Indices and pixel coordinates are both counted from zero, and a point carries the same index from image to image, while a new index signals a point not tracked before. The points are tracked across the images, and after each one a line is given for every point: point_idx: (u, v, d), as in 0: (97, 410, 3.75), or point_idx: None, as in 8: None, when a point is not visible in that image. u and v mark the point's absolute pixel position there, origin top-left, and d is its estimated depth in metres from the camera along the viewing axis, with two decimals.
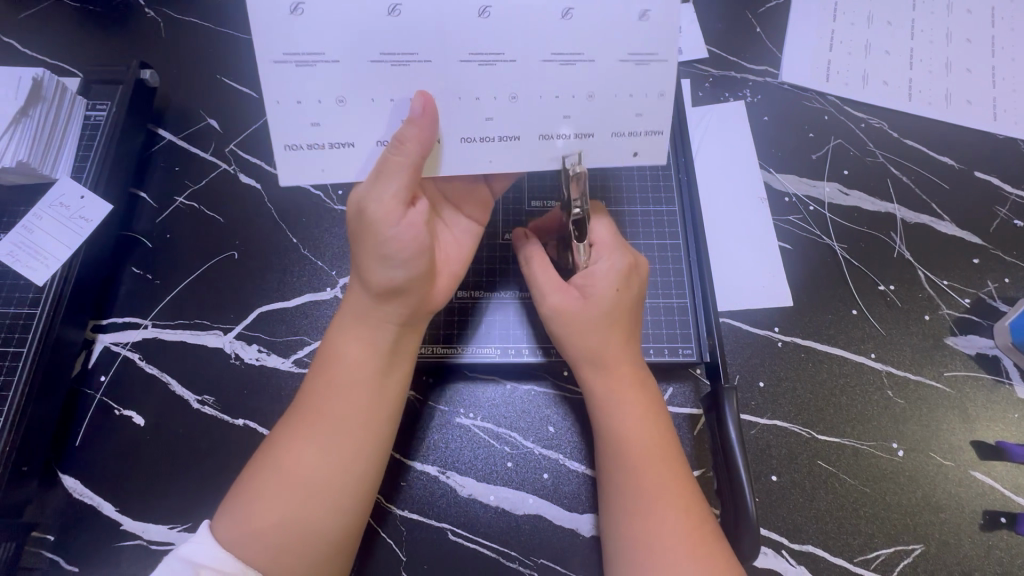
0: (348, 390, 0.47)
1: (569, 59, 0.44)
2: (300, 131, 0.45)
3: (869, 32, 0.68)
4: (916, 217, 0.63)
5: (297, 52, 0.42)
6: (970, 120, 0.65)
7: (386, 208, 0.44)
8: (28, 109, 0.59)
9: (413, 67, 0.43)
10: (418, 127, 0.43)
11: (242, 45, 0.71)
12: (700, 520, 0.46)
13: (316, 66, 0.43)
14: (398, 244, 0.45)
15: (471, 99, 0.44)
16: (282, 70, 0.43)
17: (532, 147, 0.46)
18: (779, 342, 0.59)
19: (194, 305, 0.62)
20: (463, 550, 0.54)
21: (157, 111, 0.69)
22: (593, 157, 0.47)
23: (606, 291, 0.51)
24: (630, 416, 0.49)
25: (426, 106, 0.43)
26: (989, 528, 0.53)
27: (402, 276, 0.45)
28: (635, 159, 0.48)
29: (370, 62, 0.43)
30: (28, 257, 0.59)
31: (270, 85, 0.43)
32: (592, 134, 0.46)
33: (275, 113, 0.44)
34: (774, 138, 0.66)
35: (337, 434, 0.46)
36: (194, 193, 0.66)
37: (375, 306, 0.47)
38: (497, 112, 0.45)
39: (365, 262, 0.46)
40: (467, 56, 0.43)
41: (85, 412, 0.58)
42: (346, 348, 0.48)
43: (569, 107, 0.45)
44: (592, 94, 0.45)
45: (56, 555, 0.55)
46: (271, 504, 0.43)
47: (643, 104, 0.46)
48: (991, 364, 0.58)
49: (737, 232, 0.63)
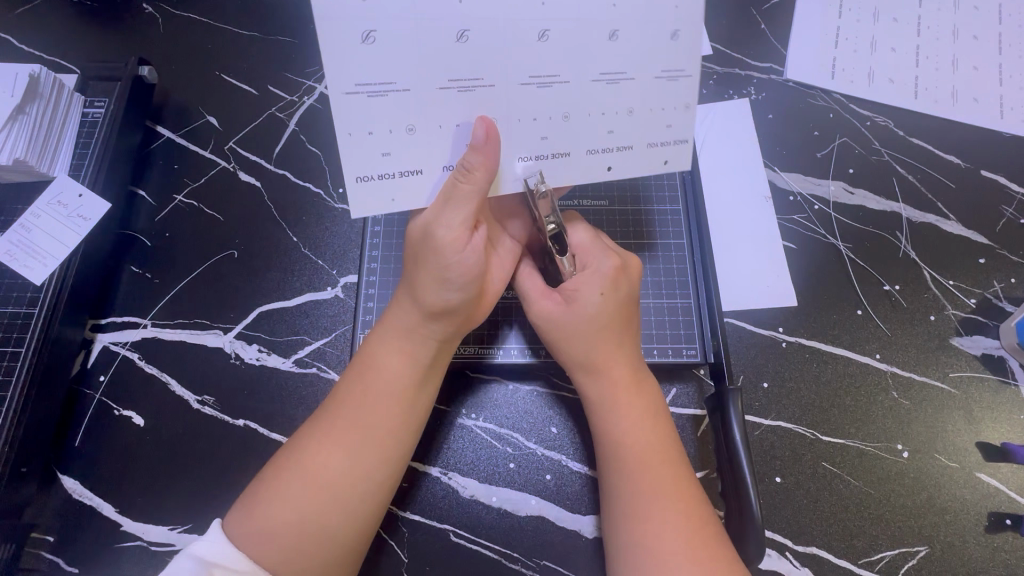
0: (384, 399, 0.47)
1: (614, 78, 0.43)
2: (371, 163, 0.42)
3: (875, 29, 0.68)
4: (922, 216, 0.63)
5: (368, 82, 0.40)
6: (976, 118, 0.65)
7: (453, 235, 0.44)
8: (24, 106, 0.58)
9: (478, 92, 0.41)
10: (484, 157, 0.42)
11: (241, 40, 0.70)
12: (703, 522, 0.45)
13: (389, 95, 0.40)
14: (460, 269, 0.46)
15: (529, 120, 0.43)
16: (354, 102, 0.40)
17: (581, 163, 0.45)
18: (783, 343, 0.59)
19: (193, 304, 0.61)
20: (466, 552, 0.54)
21: (155, 108, 0.68)
22: (635, 168, 0.46)
23: (592, 296, 0.50)
24: (639, 421, 0.49)
25: (489, 132, 0.41)
26: (994, 529, 0.53)
27: (457, 299, 0.47)
28: (665, 167, 0.47)
29: (439, 88, 0.41)
30: (25, 257, 0.58)
31: (341, 118, 0.40)
32: (632, 146, 0.45)
33: (347, 145, 0.41)
34: (779, 136, 0.66)
35: (367, 441, 0.45)
36: (194, 191, 0.65)
37: (422, 322, 0.48)
38: (551, 131, 0.44)
39: (421, 279, 0.46)
40: (527, 78, 0.41)
41: (84, 411, 0.58)
42: (385, 356, 0.48)
43: (613, 121, 0.44)
44: (632, 109, 0.44)
45: (56, 556, 0.54)
46: (291, 503, 0.43)
47: (674, 116, 0.45)
48: (997, 364, 0.58)
49: (742, 232, 0.62)
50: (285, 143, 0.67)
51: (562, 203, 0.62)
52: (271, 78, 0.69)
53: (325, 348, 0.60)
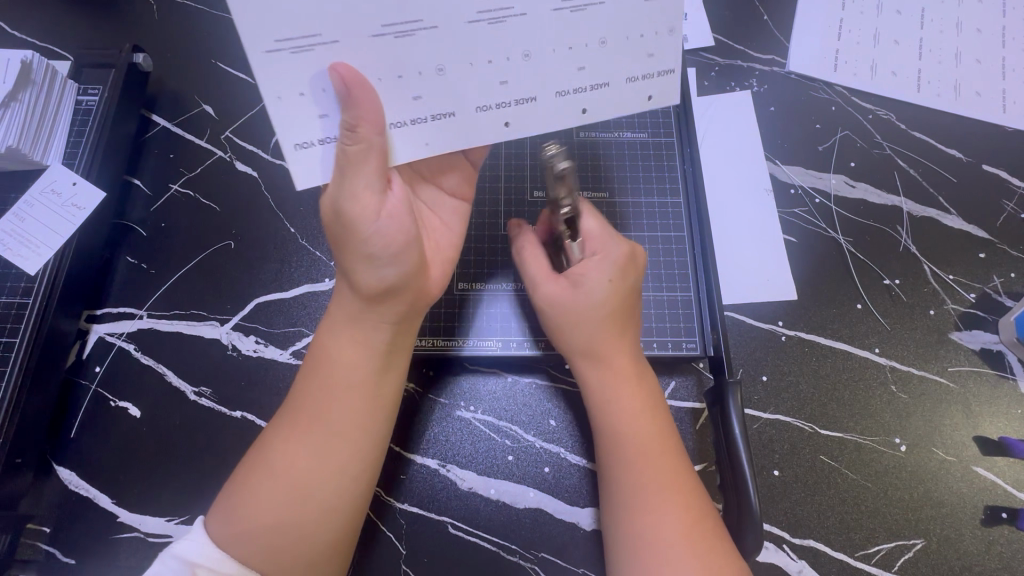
0: (349, 392, 0.46)
1: (580, 6, 0.42)
2: (308, 128, 0.42)
3: (878, 22, 0.67)
4: (923, 210, 0.62)
5: (290, 38, 0.39)
6: (979, 112, 0.64)
7: (363, 203, 0.42)
8: (16, 93, 0.57)
9: (419, 35, 0.40)
10: (362, 107, 0.40)
11: (237, 27, 0.69)
12: (699, 512, 0.45)
13: (315, 49, 0.39)
14: (382, 239, 0.43)
15: (483, 63, 0.42)
16: (277, 61, 0.39)
17: (552, 105, 0.45)
18: (782, 336, 0.58)
19: (190, 295, 0.61)
20: (464, 544, 0.54)
21: (150, 96, 0.67)
22: (612, 108, 0.46)
23: (600, 282, 0.50)
24: (627, 409, 0.49)
25: (346, 79, 0.40)
26: (990, 523, 0.53)
27: (393, 275, 0.44)
28: (650, 104, 0.46)
29: (373, 36, 0.40)
30: (18, 246, 0.57)
31: (268, 81, 0.40)
32: (607, 83, 0.45)
33: (277, 109, 0.41)
34: (781, 129, 0.65)
35: (339, 437, 0.45)
36: (190, 180, 0.64)
37: (369, 308, 0.46)
38: (511, 74, 0.43)
39: (349, 262, 0.44)
40: (474, 15, 0.40)
41: (79, 403, 0.57)
42: (343, 349, 0.46)
43: (584, 57, 0.43)
44: (603, 41, 0.43)
45: (53, 548, 0.54)
46: (268, 504, 0.43)
47: (653, 44, 0.44)
48: (996, 359, 0.58)
49: (743, 225, 0.62)
50: None
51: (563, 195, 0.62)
52: None
53: None
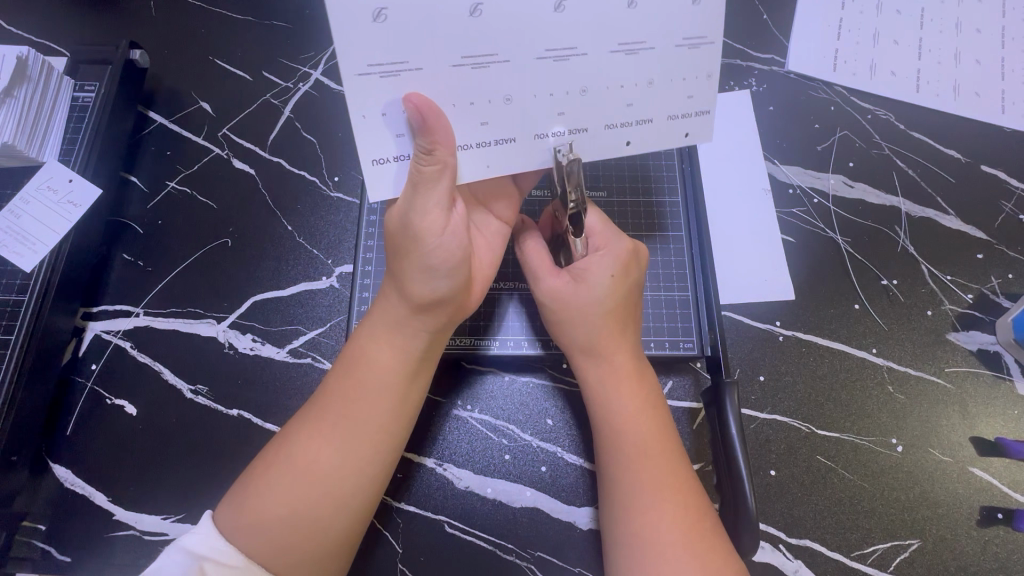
0: (376, 393, 0.46)
1: (633, 48, 0.41)
2: (384, 144, 0.42)
3: (878, 21, 0.67)
4: (921, 211, 0.62)
5: (380, 63, 0.39)
6: (978, 112, 0.64)
7: (432, 218, 0.43)
8: (12, 89, 0.57)
9: (492, 68, 0.40)
10: (437, 131, 0.40)
11: (234, 25, 0.69)
12: (701, 515, 0.45)
13: (401, 75, 0.39)
14: (443, 253, 0.44)
15: (546, 96, 0.42)
16: (365, 83, 0.39)
17: (599, 137, 0.45)
18: (779, 336, 0.58)
19: (187, 293, 0.61)
20: (460, 542, 0.54)
21: (148, 93, 0.67)
22: (655, 142, 0.45)
23: (602, 279, 0.50)
24: (646, 412, 0.49)
25: (421, 107, 0.39)
26: (986, 523, 0.53)
27: (445, 287, 0.45)
28: (687, 140, 0.46)
29: (452, 66, 0.39)
30: (15, 244, 0.57)
31: (354, 100, 0.40)
32: (651, 120, 0.44)
33: (360, 127, 0.41)
34: (780, 129, 0.65)
35: (359, 436, 0.45)
36: (187, 177, 0.64)
37: (412, 315, 0.47)
38: (569, 107, 0.43)
39: (407, 271, 0.45)
40: (543, 52, 0.40)
41: (75, 400, 0.57)
42: (376, 349, 0.47)
43: (633, 94, 0.43)
44: (652, 81, 0.42)
45: (49, 545, 0.54)
46: (282, 496, 0.43)
47: (694, 87, 0.43)
48: (993, 360, 0.58)
49: (740, 226, 0.62)
50: (280, 131, 0.66)
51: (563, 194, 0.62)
52: (265, 64, 0.68)
53: (319, 338, 0.59)
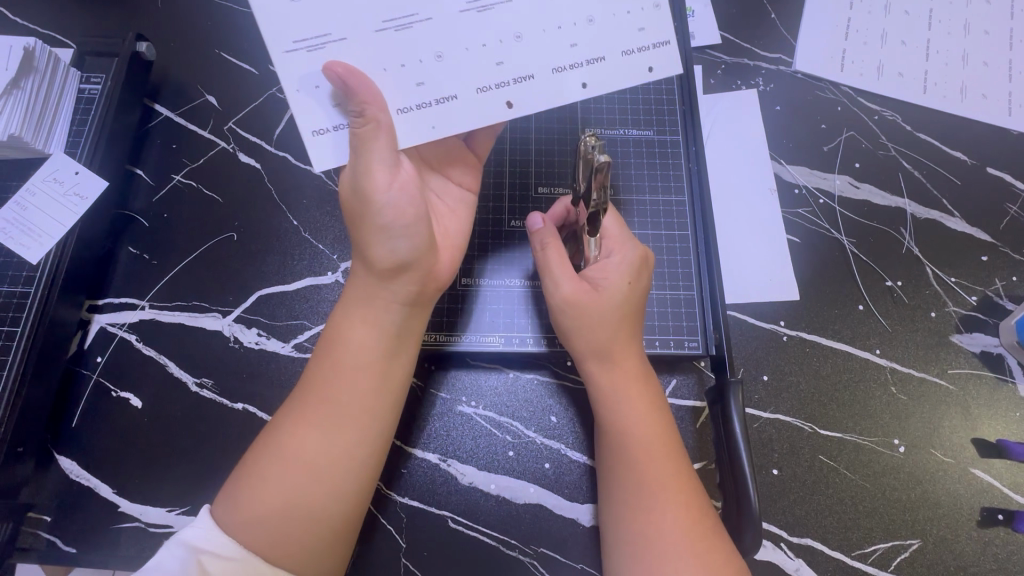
0: (356, 374, 0.46)
1: None
2: (321, 115, 0.44)
3: (885, 22, 0.67)
4: (926, 212, 0.63)
5: (305, 38, 0.43)
6: (985, 114, 0.64)
7: (378, 176, 0.43)
8: (18, 80, 0.57)
9: (415, 27, 0.43)
10: (361, 92, 0.42)
11: (242, 19, 0.69)
12: (701, 509, 0.46)
13: (326, 47, 0.43)
14: (395, 212, 0.44)
15: (478, 47, 0.44)
16: (294, 59, 0.43)
17: (547, 83, 0.46)
18: (784, 336, 0.59)
19: (192, 286, 0.61)
20: (464, 538, 0.54)
21: (154, 86, 0.67)
22: (610, 81, 0.47)
23: (618, 283, 0.51)
24: (644, 412, 0.49)
25: (342, 70, 0.42)
26: (986, 524, 0.54)
27: (405, 248, 0.45)
28: (652, 75, 0.47)
29: (375, 30, 0.43)
30: (21, 235, 0.57)
31: (286, 76, 0.43)
32: (602, 58, 0.46)
33: (294, 100, 0.44)
34: (787, 129, 0.65)
35: (346, 419, 0.45)
36: (193, 170, 0.64)
37: (380, 285, 0.47)
38: (505, 55, 0.45)
39: (365, 237, 0.46)
40: (465, 6, 0.44)
41: (81, 393, 0.57)
42: (353, 330, 0.47)
43: (574, 34, 0.45)
44: (591, 19, 0.45)
45: (54, 536, 0.54)
46: (277, 487, 0.43)
47: (642, 19, 0.46)
48: (996, 362, 0.58)
49: (746, 225, 0.62)
50: (286, 124, 0.66)
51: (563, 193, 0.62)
52: (271, 57, 0.68)
53: None
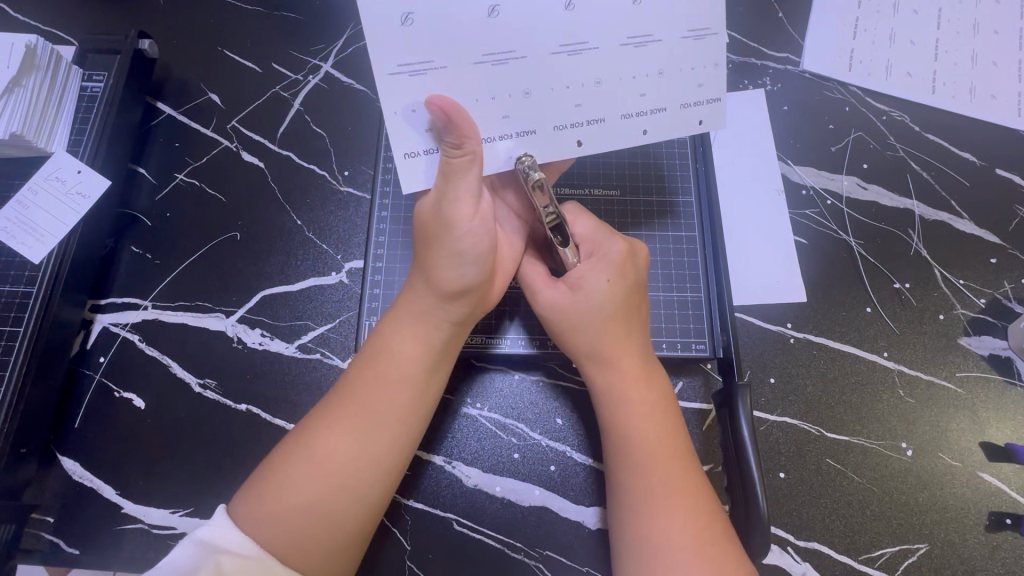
0: (394, 384, 0.46)
1: (641, 41, 0.42)
2: (415, 138, 0.43)
3: (894, 21, 0.67)
4: (935, 214, 0.62)
5: (408, 62, 0.40)
6: (994, 114, 0.64)
7: (462, 206, 0.43)
8: (21, 78, 0.56)
9: (511, 64, 0.41)
10: (464, 128, 0.41)
11: (245, 16, 0.68)
12: (711, 517, 0.45)
13: (428, 74, 0.41)
14: (472, 239, 0.44)
15: (562, 88, 0.43)
16: (397, 82, 0.41)
17: (616, 129, 0.45)
18: (791, 338, 0.58)
19: (195, 287, 0.60)
20: (468, 540, 0.54)
21: (156, 83, 0.66)
22: (670, 131, 0.46)
23: (598, 285, 0.50)
24: (659, 419, 0.49)
25: (444, 106, 0.40)
26: (994, 528, 0.53)
27: (473, 275, 0.45)
28: (701, 128, 0.46)
29: (473, 62, 0.41)
30: (23, 235, 0.57)
31: (387, 98, 0.41)
32: (666, 109, 0.45)
33: (392, 124, 0.42)
34: (795, 130, 0.64)
35: (378, 426, 0.45)
36: (196, 169, 0.64)
37: (438, 305, 0.47)
38: (585, 98, 0.43)
39: (434, 258, 0.45)
40: (557, 47, 0.41)
41: (83, 393, 0.57)
42: (398, 341, 0.47)
43: (646, 85, 0.44)
44: (663, 71, 0.44)
45: (56, 537, 0.54)
46: (301, 486, 0.43)
47: (703, 75, 0.44)
48: (1004, 365, 0.58)
49: (753, 228, 0.62)
50: (290, 122, 0.65)
51: (570, 192, 0.62)
52: (275, 55, 0.67)
53: (328, 334, 0.59)
